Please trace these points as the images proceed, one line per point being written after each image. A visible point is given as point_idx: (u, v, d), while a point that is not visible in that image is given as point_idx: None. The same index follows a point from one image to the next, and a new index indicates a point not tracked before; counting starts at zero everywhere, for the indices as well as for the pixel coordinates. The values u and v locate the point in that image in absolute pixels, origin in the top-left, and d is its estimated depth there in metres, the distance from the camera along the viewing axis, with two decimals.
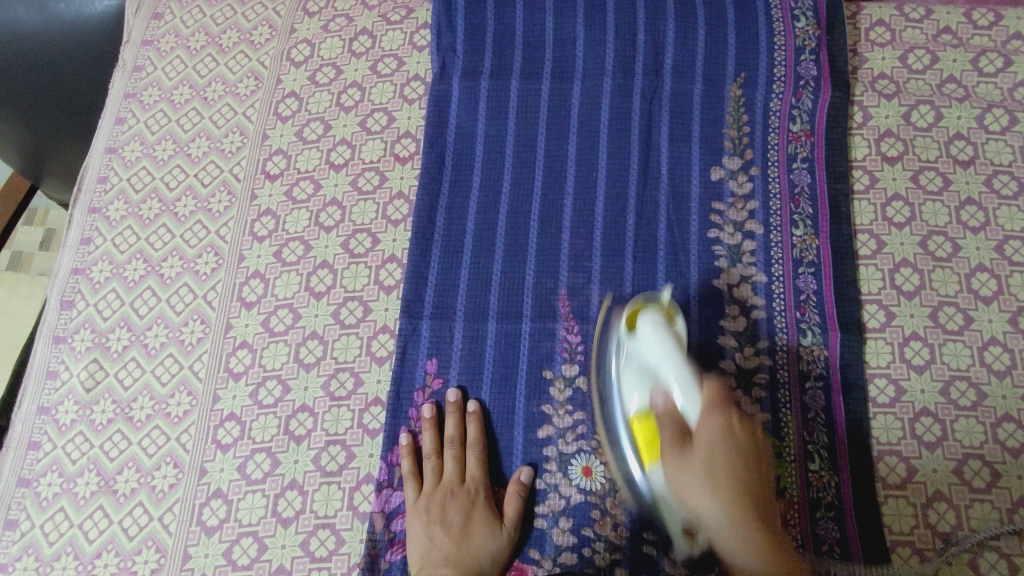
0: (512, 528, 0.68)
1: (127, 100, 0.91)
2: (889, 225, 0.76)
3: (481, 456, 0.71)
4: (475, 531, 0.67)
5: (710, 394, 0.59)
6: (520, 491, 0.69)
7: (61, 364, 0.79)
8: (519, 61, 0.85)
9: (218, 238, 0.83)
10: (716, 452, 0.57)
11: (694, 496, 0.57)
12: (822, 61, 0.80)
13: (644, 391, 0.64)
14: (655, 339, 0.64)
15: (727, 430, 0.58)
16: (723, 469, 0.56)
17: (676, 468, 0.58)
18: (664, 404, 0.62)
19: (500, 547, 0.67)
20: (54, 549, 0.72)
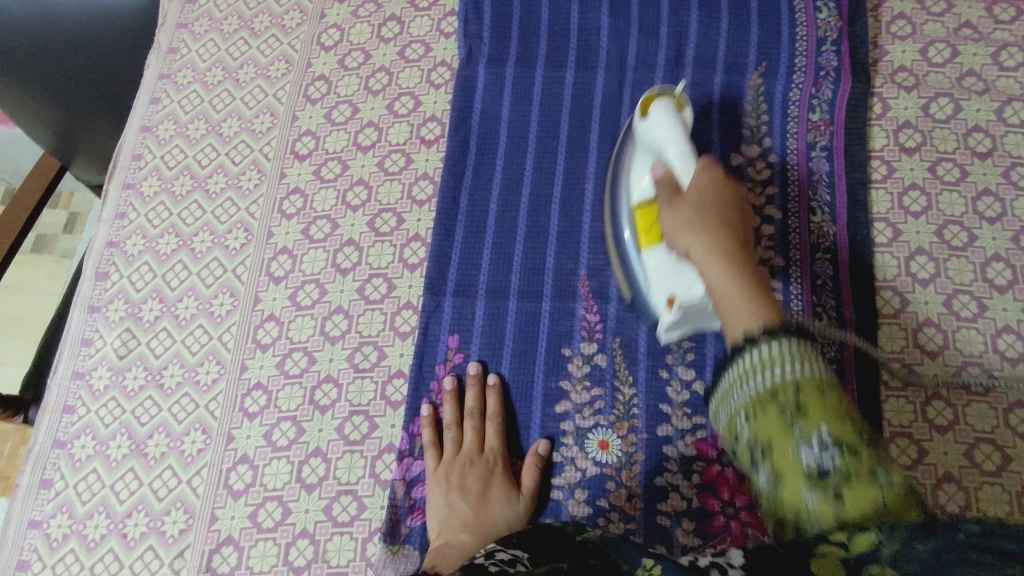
0: (529, 497, 0.70)
1: (161, 81, 0.94)
2: (906, 213, 0.77)
3: (498, 427, 0.73)
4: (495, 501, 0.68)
5: (718, 234, 0.57)
6: (537, 461, 0.71)
7: (95, 332, 0.82)
8: (544, 49, 0.86)
9: (247, 214, 0.85)
10: (704, 196, 0.60)
11: (679, 237, 0.60)
12: (843, 52, 0.82)
13: (650, 182, 0.68)
14: (660, 243, 0.66)
15: (721, 197, 0.60)
16: (708, 205, 0.59)
17: (669, 213, 0.61)
18: (663, 172, 0.65)
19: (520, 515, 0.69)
20: (86, 508, 0.75)
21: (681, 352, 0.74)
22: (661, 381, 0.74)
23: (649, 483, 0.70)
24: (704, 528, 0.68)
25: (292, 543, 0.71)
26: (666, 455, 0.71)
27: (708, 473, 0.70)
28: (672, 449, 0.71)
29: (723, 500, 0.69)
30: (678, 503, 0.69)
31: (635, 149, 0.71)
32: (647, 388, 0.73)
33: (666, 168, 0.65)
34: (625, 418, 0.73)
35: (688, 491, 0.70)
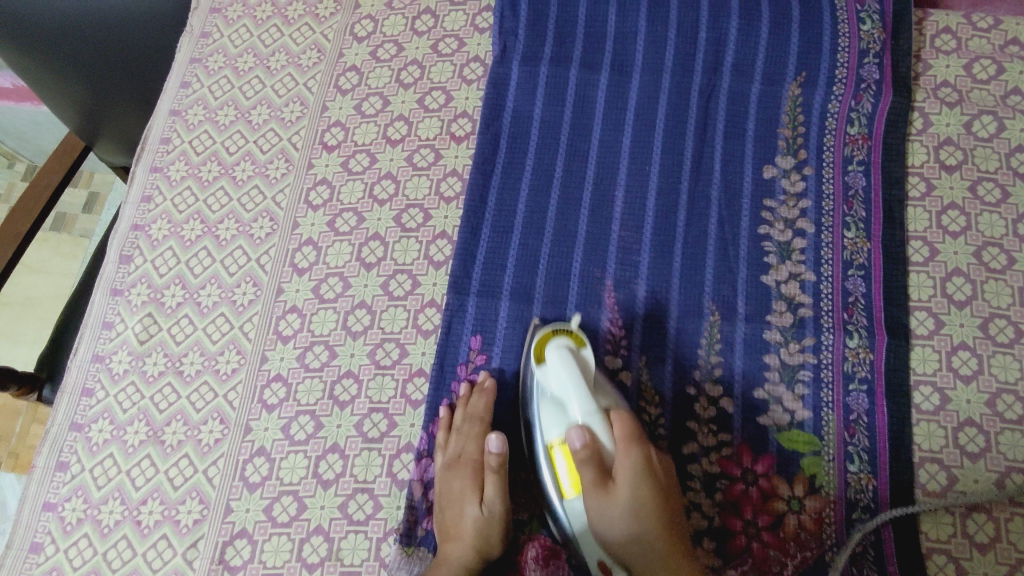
0: (495, 500, 0.67)
1: (192, 65, 0.93)
2: (944, 233, 0.76)
3: (464, 433, 0.70)
4: (464, 512, 0.67)
5: (632, 443, 0.62)
6: (494, 462, 0.68)
7: (116, 316, 0.82)
8: (579, 50, 0.85)
9: (273, 204, 0.84)
10: (624, 439, 0.62)
11: (597, 440, 0.63)
12: (886, 65, 0.80)
13: (557, 425, 0.66)
14: (563, 371, 0.65)
15: (642, 463, 0.62)
16: (626, 422, 0.63)
17: (591, 475, 0.60)
18: (581, 433, 0.62)
19: (490, 520, 0.66)
20: (102, 493, 0.74)
21: (707, 367, 0.73)
22: (688, 396, 0.72)
23: None
24: (724, 548, 0.68)
25: (306, 539, 0.70)
26: (689, 473, 0.70)
27: (731, 492, 0.69)
28: (696, 466, 0.70)
29: (746, 520, 0.68)
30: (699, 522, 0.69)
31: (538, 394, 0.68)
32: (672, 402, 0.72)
33: (585, 431, 0.62)
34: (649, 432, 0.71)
35: (710, 510, 0.69)
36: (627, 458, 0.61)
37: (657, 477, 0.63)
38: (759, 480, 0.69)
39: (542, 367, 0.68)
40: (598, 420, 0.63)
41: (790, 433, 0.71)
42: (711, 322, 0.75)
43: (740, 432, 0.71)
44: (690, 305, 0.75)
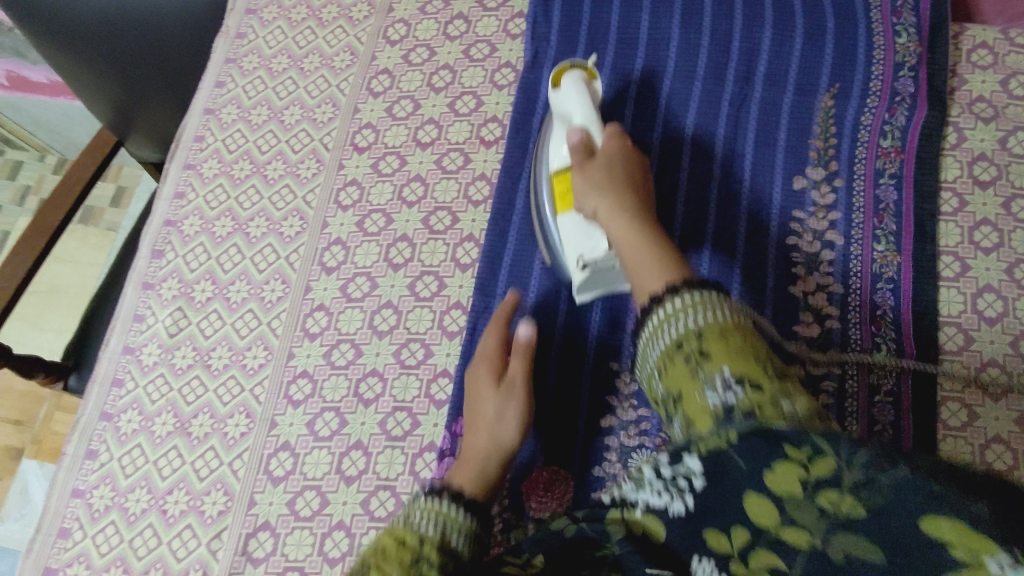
0: (518, 376, 0.68)
1: (228, 65, 0.95)
2: (975, 248, 0.75)
3: (474, 372, 0.70)
4: (484, 396, 0.67)
5: (622, 195, 0.65)
6: (522, 347, 0.70)
7: (148, 309, 0.83)
8: (610, 58, 0.86)
9: (304, 203, 0.86)
10: (612, 159, 0.69)
11: (587, 199, 0.67)
12: (920, 79, 0.79)
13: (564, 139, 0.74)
14: (574, 89, 0.74)
15: (624, 163, 0.69)
16: (618, 168, 0.68)
17: (580, 171, 0.68)
18: (579, 134, 0.71)
19: (511, 398, 0.67)
20: (129, 481, 0.76)
21: None
22: None
23: None
24: None
25: (328, 534, 0.71)
26: None
27: None
28: None
29: None
30: None
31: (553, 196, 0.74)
32: None
33: (583, 131, 0.71)
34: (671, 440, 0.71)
35: None
36: (608, 191, 0.66)
37: (636, 192, 0.67)
38: None
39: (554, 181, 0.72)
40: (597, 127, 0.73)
41: None
42: None
43: None
44: None
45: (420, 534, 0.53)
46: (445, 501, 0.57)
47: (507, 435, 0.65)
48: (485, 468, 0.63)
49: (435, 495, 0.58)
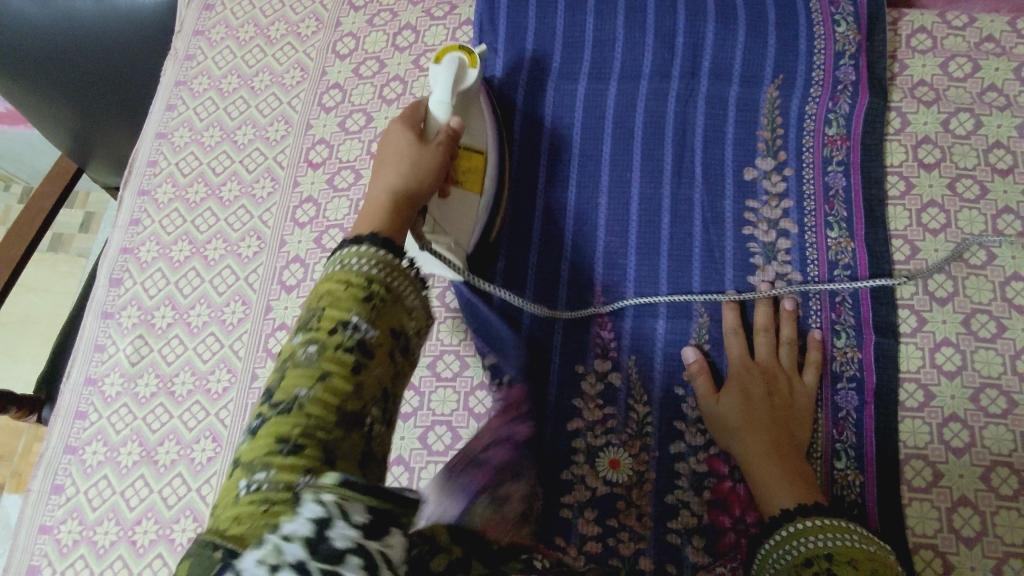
0: (444, 143, 0.64)
1: (177, 88, 0.94)
2: (924, 231, 0.76)
3: (402, 114, 0.66)
4: (406, 150, 0.61)
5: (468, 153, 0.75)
6: (453, 125, 0.66)
7: (108, 338, 0.83)
8: (558, 61, 0.86)
9: (260, 222, 0.85)
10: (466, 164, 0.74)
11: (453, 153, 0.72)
12: (861, 66, 0.80)
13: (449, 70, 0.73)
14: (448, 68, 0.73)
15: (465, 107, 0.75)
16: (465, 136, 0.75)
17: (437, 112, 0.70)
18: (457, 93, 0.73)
19: (428, 149, 0.62)
20: (97, 514, 0.75)
21: None
22: (675, 397, 0.74)
23: (660, 501, 0.71)
24: (714, 546, 0.68)
25: None
26: (677, 473, 0.71)
27: (719, 491, 0.70)
28: (684, 466, 0.71)
29: (734, 518, 0.69)
30: (688, 521, 0.70)
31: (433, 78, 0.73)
32: (661, 405, 0.74)
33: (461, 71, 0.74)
34: (637, 436, 0.73)
35: (699, 509, 0.70)
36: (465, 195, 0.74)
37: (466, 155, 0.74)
38: None
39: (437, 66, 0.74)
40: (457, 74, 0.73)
41: None
42: (699, 324, 0.76)
43: None
44: (678, 309, 0.76)
45: (364, 276, 0.44)
46: (375, 241, 0.46)
47: (404, 191, 0.57)
48: (383, 203, 0.55)
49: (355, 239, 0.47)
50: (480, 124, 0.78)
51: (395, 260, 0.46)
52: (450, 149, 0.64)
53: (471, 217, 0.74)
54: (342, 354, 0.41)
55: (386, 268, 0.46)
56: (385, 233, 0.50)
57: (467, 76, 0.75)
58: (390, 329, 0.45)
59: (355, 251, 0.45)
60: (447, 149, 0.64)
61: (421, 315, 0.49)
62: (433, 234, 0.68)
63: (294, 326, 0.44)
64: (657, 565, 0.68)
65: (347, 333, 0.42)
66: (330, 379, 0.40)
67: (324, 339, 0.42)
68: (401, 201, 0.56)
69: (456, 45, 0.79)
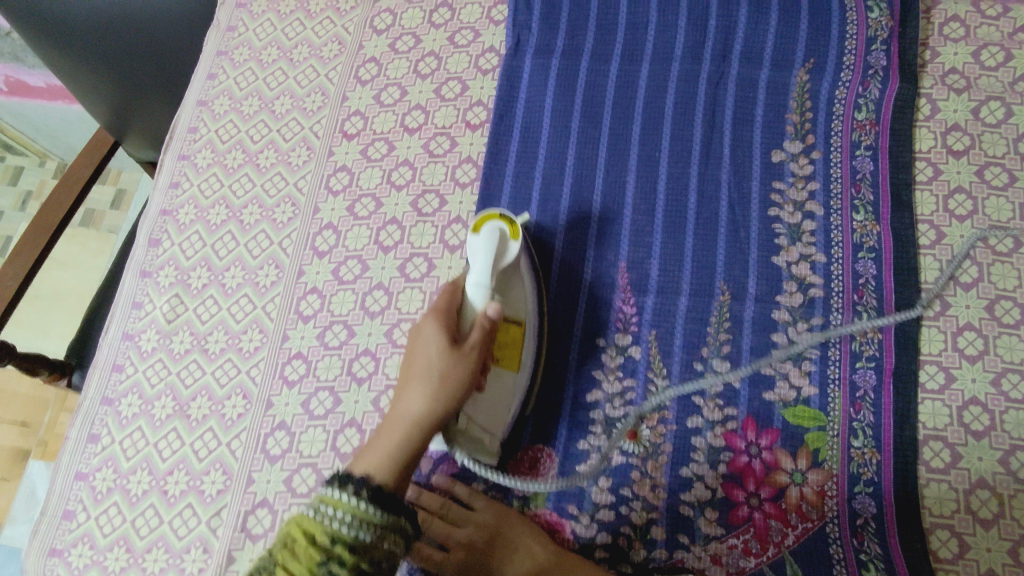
0: (476, 347, 0.63)
1: (218, 57, 0.97)
2: (951, 217, 0.77)
3: (434, 305, 0.65)
4: (434, 355, 0.61)
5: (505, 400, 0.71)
6: (485, 319, 0.64)
7: (146, 296, 0.85)
8: (591, 41, 0.87)
9: (295, 190, 0.88)
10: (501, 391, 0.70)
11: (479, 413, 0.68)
12: (893, 52, 0.81)
13: (492, 239, 0.69)
14: (489, 239, 0.69)
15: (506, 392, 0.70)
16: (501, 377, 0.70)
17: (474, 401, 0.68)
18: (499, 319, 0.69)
19: (458, 361, 0.62)
20: (131, 463, 0.78)
21: (717, 345, 0.75)
22: (696, 372, 0.75)
23: (675, 473, 0.72)
24: (727, 518, 0.70)
25: None
26: (694, 446, 0.72)
27: (735, 465, 0.71)
28: (701, 439, 0.72)
29: (748, 492, 0.70)
30: (702, 494, 0.71)
31: (473, 245, 0.70)
32: (680, 379, 0.74)
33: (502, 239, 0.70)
34: (656, 409, 0.74)
35: (714, 482, 0.71)
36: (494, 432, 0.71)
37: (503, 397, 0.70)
38: (762, 453, 0.71)
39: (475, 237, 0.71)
40: (504, 251, 0.70)
41: (796, 408, 0.72)
42: (721, 302, 0.77)
43: (746, 408, 0.73)
44: (701, 286, 0.77)
45: (333, 535, 0.52)
46: (364, 500, 0.54)
47: (425, 414, 0.60)
48: (398, 439, 0.59)
49: (356, 485, 0.54)
50: (520, 290, 0.73)
51: (378, 515, 0.54)
52: (482, 352, 0.64)
53: (509, 397, 0.71)
54: (320, 571, 0.50)
55: (369, 528, 0.53)
56: (387, 484, 0.56)
57: (507, 249, 0.70)
58: (358, 557, 0.51)
59: (341, 497, 0.53)
60: (480, 350, 0.64)
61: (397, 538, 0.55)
62: (463, 432, 0.67)
63: (255, 565, 0.52)
64: (669, 535, 0.70)
65: (319, 555, 0.51)
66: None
67: (301, 564, 0.50)
68: (406, 461, 0.58)
69: (496, 212, 0.74)
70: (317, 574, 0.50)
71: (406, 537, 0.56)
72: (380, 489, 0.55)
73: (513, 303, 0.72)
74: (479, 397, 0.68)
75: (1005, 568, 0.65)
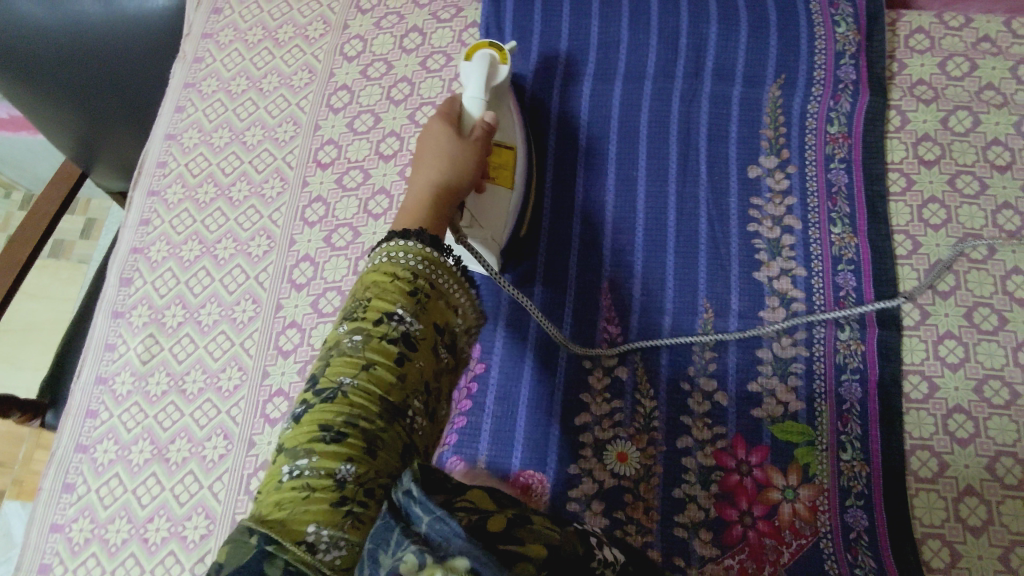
0: (484, 131, 0.66)
1: (186, 90, 0.95)
2: (925, 226, 0.78)
3: (439, 111, 0.67)
4: (445, 137, 0.63)
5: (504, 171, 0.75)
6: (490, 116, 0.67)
7: (119, 338, 0.83)
8: (563, 63, 0.87)
9: (270, 222, 0.86)
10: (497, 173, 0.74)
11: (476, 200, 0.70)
12: (861, 66, 0.82)
13: (485, 57, 0.75)
14: (483, 60, 0.74)
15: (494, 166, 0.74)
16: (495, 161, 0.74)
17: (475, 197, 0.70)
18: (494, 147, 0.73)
19: (470, 147, 0.63)
20: (108, 512, 0.75)
21: (703, 363, 0.75)
22: (684, 392, 0.74)
23: (667, 495, 0.71)
24: (721, 538, 0.69)
25: None
26: (685, 466, 0.72)
27: (726, 484, 0.71)
28: (692, 459, 0.72)
29: (741, 511, 0.70)
30: (696, 514, 0.70)
31: (466, 65, 0.75)
32: (669, 400, 0.74)
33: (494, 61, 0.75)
34: (645, 430, 0.73)
35: (706, 502, 0.71)
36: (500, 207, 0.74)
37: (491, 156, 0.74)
38: (753, 471, 0.71)
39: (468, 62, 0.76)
40: (496, 65, 0.76)
41: (784, 424, 0.72)
42: (705, 319, 0.76)
43: (735, 425, 0.73)
44: (684, 305, 0.77)
45: (411, 270, 0.50)
46: (423, 238, 0.51)
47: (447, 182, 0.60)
48: (427, 194, 0.58)
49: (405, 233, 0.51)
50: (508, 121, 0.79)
51: (438, 256, 0.51)
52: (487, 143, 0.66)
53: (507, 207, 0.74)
54: (386, 343, 0.46)
55: (427, 257, 0.51)
56: (426, 226, 0.54)
57: (500, 69, 0.76)
58: (437, 300, 0.50)
59: (405, 244, 0.51)
60: (483, 145, 0.65)
61: (467, 315, 0.54)
62: (469, 229, 0.69)
63: (340, 315, 0.49)
64: (664, 558, 0.69)
65: (393, 323, 0.46)
66: (373, 367, 0.45)
67: (371, 329, 0.46)
68: (436, 206, 0.57)
69: (486, 42, 0.79)
70: (413, 300, 0.48)
71: (472, 285, 0.55)
72: (435, 236, 0.52)
73: (504, 132, 0.77)
74: (477, 196, 0.71)
75: None
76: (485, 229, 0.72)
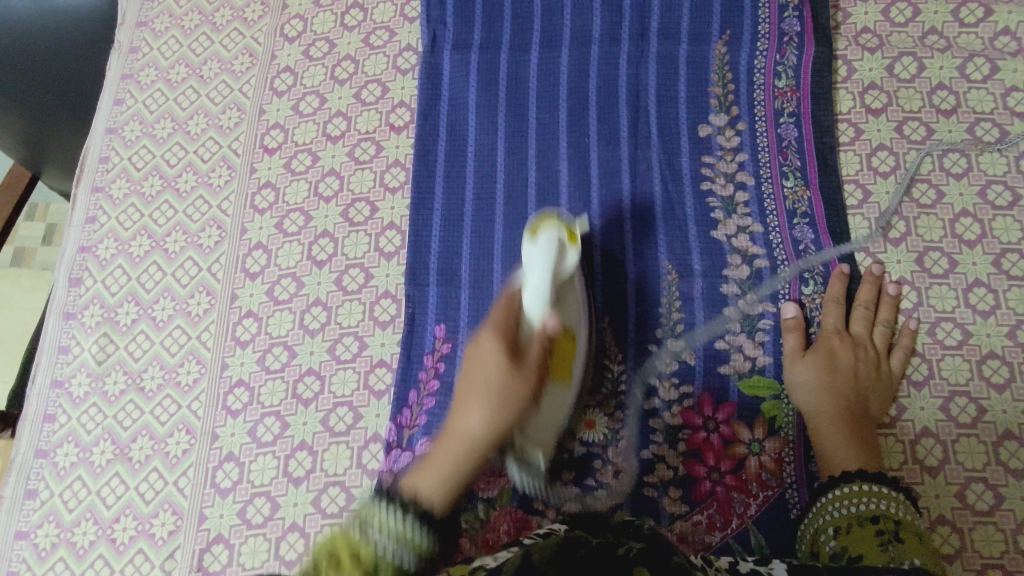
0: (534, 367, 0.63)
1: (124, 81, 0.93)
2: (875, 174, 0.78)
3: (493, 319, 0.65)
4: (492, 374, 0.62)
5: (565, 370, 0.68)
6: (544, 340, 0.64)
7: (72, 339, 0.81)
8: (508, 32, 0.86)
9: (220, 212, 0.84)
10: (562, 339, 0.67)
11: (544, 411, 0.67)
12: (806, 17, 0.82)
13: (549, 239, 0.67)
14: (548, 245, 0.66)
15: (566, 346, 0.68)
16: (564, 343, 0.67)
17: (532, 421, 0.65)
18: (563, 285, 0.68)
19: (521, 383, 0.62)
20: (73, 515, 0.74)
21: (669, 325, 0.75)
22: (649, 354, 0.75)
23: (636, 456, 0.72)
24: (690, 495, 0.70)
25: (282, 537, 0.71)
26: (652, 428, 0.72)
27: (694, 442, 0.72)
28: (659, 420, 0.73)
29: (709, 467, 0.71)
30: (664, 474, 0.71)
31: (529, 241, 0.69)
32: (635, 363, 0.74)
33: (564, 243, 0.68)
34: (612, 395, 0.74)
35: (675, 461, 0.71)
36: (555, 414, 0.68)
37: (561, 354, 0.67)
38: (719, 427, 0.72)
39: (534, 241, 0.67)
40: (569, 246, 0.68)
41: (751, 379, 0.73)
42: (669, 281, 0.76)
43: (702, 383, 0.73)
44: (646, 269, 0.77)
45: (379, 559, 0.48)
46: (412, 519, 0.52)
47: (480, 434, 0.61)
48: (457, 464, 0.60)
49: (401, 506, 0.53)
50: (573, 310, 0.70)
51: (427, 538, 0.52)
52: (540, 371, 0.64)
53: (561, 411, 0.68)
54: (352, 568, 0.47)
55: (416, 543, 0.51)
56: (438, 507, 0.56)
57: (566, 256, 0.67)
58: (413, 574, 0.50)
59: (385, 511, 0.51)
60: (539, 369, 0.64)
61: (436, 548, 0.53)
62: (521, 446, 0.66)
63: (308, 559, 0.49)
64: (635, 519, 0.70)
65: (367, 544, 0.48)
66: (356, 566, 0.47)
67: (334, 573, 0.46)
68: (457, 479, 0.59)
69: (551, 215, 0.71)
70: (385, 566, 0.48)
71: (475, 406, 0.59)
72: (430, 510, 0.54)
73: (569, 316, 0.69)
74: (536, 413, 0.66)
75: (955, 512, 0.67)
76: (539, 441, 0.67)
